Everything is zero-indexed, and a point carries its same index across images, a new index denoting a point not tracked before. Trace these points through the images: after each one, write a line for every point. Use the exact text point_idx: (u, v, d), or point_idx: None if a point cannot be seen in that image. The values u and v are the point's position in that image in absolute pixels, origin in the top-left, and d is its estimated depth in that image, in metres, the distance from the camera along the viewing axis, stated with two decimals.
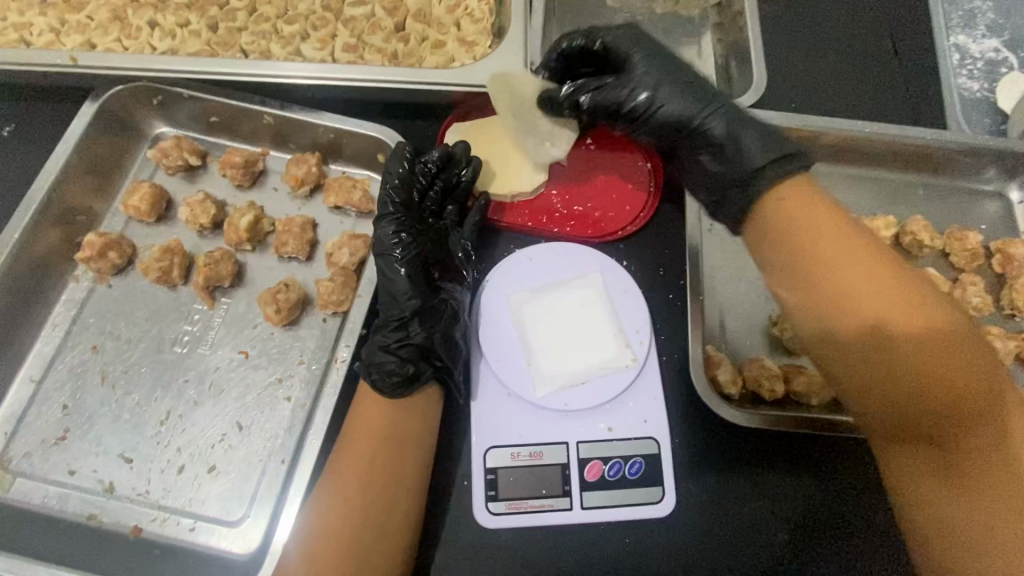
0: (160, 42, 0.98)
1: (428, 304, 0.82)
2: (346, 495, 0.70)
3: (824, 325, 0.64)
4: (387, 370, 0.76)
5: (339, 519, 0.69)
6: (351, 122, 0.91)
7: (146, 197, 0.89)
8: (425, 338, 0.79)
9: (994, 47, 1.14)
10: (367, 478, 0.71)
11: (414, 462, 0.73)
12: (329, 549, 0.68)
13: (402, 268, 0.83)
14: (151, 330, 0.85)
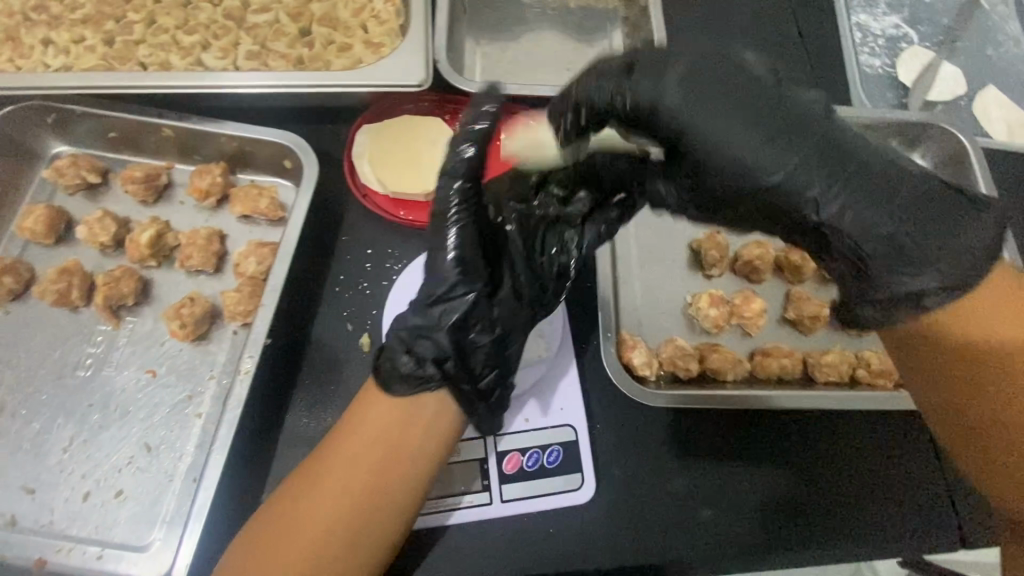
0: (54, 59, 0.96)
1: (466, 310, 0.67)
2: (342, 481, 0.65)
3: (958, 342, 0.57)
4: (397, 372, 0.66)
5: (309, 505, 0.65)
6: (253, 130, 0.89)
7: (42, 218, 0.87)
8: (452, 343, 0.66)
9: (894, 24, 1.18)
10: (359, 467, 0.65)
11: (416, 462, 0.66)
12: (293, 527, 0.64)
13: (459, 238, 0.66)
14: (51, 355, 0.82)
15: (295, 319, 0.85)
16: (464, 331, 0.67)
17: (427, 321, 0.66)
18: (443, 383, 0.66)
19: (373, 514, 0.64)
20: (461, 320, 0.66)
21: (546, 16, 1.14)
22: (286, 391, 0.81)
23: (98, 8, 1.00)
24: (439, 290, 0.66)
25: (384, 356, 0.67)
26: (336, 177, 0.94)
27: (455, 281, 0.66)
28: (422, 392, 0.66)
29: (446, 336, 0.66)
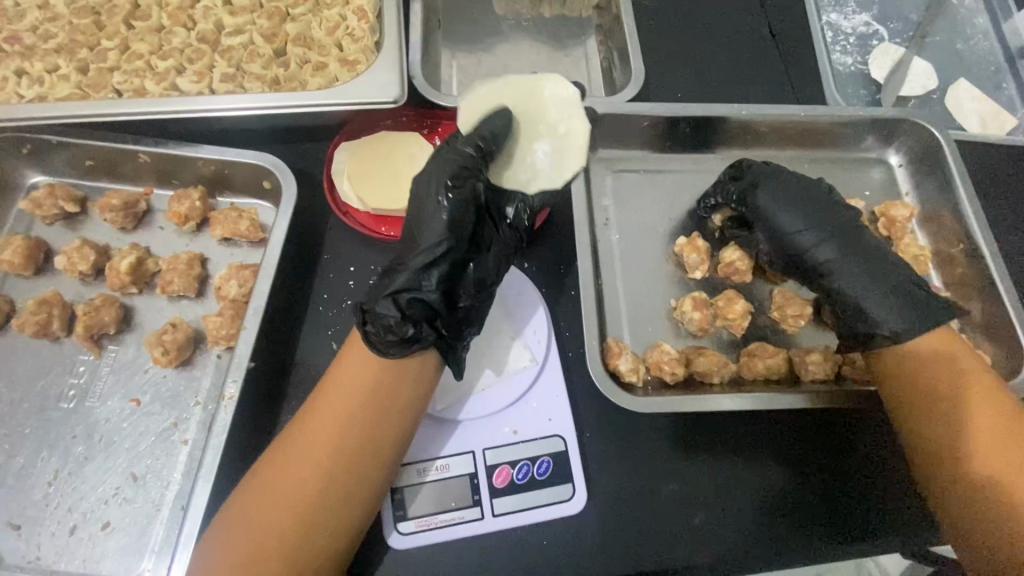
0: (28, 90, 0.96)
1: (455, 264, 0.71)
2: (323, 439, 0.68)
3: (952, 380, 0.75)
4: (389, 328, 0.67)
5: (291, 477, 0.67)
6: (230, 153, 0.89)
7: (20, 249, 0.86)
8: (441, 298, 0.69)
9: (865, 22, 1.19)
10: (340, 436, 0.68)
11: (394, 433, 0.70)
12: (269, 500, 0.66)
13: (451, 207, 0.71)
14: (33, 388, 0.82)
15: (279, 340, 0.84)
16: (450, 288, 0.70)
17: (413, 280, 0.69)
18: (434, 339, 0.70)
19: (354, 482, 0.68)
20: (449, 277, 0.70)
21: (521, 27, 1.15)
22: (273, 414, 0.81)
23: (71, 36, 0.99)
24: (433, 250, 0.69)
25: (372, 313, 0.68)
26: (317, 197, 0.94)
27: (449, 239, 0.70)
28: (412, 347, 0.69)
29: (435, 289, 0.69)
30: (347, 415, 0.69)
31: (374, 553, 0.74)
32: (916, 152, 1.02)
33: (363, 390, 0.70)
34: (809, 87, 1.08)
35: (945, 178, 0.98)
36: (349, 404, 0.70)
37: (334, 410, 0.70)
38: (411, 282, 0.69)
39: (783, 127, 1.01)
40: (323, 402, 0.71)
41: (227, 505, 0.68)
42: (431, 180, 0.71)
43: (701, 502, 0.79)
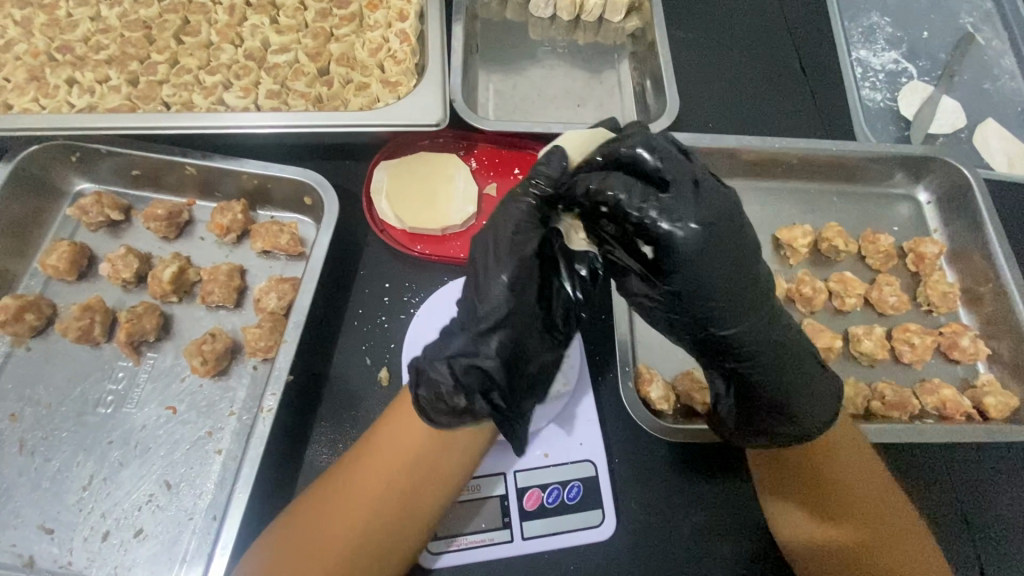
0: (78, 99, 0.99)
1: (516, 335, 0.66)
2: (364, 486, 0.69)
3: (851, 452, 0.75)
4: (444, 398, 0.64)
5: (325, 529, 0.67)
6: (274, 168, 0.91)
7: (66, 255, 0.88)
8: (500, 368, 0.64)
9: (894, 59, 1.21)
10: (375, 498, 0.68)
11: (435, 501, 0.69)
12: (308, 530, 0.67)
13: (506, 270, 0.67)
14: (72, 392, 0.83)
15: (315, 355, 0.86)
16: (509, 359, 0.65)
17: (470, 350, 0.65)
18: (493, 414, 0.66)
19: (386, 544, 0.67)
20: (509, 349, 0.65)
21: (556, 53, 1.17)
22: (307, 426, 0.82)
23: (122, 48, 1.02)
24: (492, 311, 0.66)
25: (426, 378, 0.65)
26: (354, 213, 0.96)
27: (513, 303, 0.66)
28: (465, 419, 0.66)
29: (493, 363, 0.64)
30: (385, 477, 0.69)
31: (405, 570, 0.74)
32: (946, 190, 1.03)
33: (406, 455, 0.70)
34: (840, 122, 1.10)
35: (974, 217, 0.99)
36: (390, 469, 0.69)
37: (374, 474, 0.69)
38: (467, 352, 0.65)
39: (815, 161, 1.02)
40: (362, 463, 0.70)
41: (258, 544, 0.68)
42: (495, 245, 0.68)
43: (727, 531, 0.79)
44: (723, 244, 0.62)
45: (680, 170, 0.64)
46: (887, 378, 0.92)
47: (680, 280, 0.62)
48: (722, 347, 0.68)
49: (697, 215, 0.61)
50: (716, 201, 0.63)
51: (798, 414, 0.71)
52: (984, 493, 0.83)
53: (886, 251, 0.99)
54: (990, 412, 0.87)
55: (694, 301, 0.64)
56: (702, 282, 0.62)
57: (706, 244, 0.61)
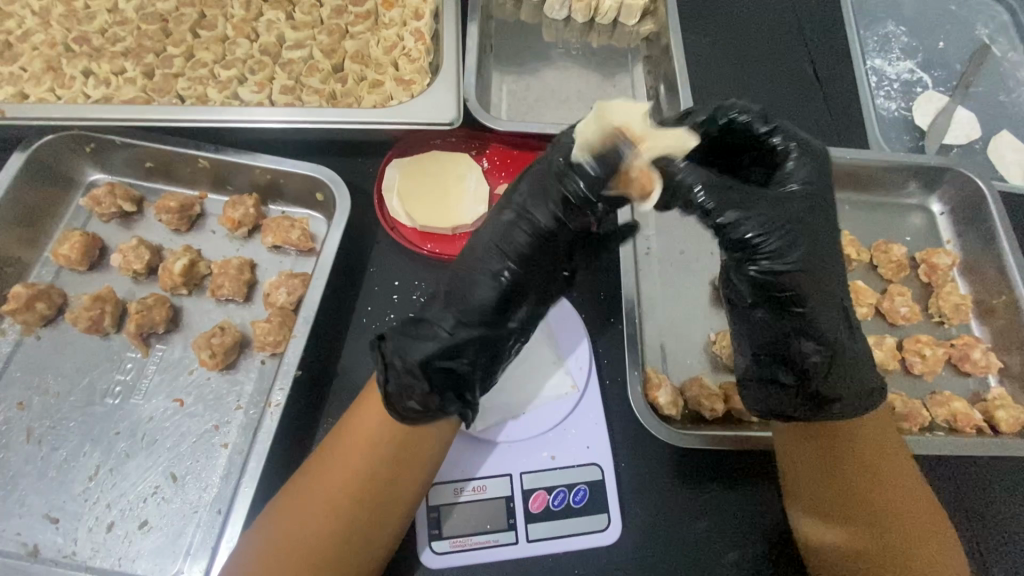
0: (94, 90, 0.99)
1: (511, 289, 0.65)
2: (354, 467, 0.67)
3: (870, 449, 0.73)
4: (415, 373, 0.63)
5: (314, 527, 0.65)
6: (287, 164, 0.91)
7: (78, 245, 0.88)
8: (474, 376, 0.66)
9: (909, 68, 1.21)
10: (364, 491, 0.66)
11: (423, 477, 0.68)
12: (307, 509, 0.66)
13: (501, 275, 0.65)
14: (80, 381, 0.83)
15: (323, 350, 0.86)
16: (492, 323, 0.65)
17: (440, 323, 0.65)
18: (460, 401, 0.66)
19: (379, 528, 0.67)
20: (496, 310, 0.65)
21: (570, 55, 1.17)
22: (313, 422, 0.82)
23: (139, 40, 1.03)
24: (492, 267, 0.66)
25: (397, 347, 0.64)
26: (366, 210, 0.96)
27: (523, 251, 0.65)
28: (435, 404, 0.63)
29: (469, 339, 0.64)
30: (372, 467, 0.67)
31: (409, 568, 0.74)
32: (959, 201, 1.02)
33: (388, 442, 0.67)
34: (854, 130, 1.09)
35: (988, 229, 0.98)
36: (375, 457, 0.67)
37: (356, 466, 0.67)
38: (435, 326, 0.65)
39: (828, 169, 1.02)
40: (345, 459, 0.67)
41: (249, 544, 0.67)
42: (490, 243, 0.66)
43: (733, 539, 0.78)
44: (826, 205, 0.68)
45: (788, 140, 0.70)
46: (897, 389, 0.91)
47: (798, 238, 0.64)
48: (788, 292, 0.66)
49: (803, 175, 0.68)
50: (800, 159, 0.69)
51: (859, 372, 0.71)
52: (992, 506, 0.82)
53: (898, 261, 0.98)
54: (1001, 426, 0.86)
55: (793, 251, 0.64)
56: (813, 235, 0.66)
57: (794, 207, 0.65)
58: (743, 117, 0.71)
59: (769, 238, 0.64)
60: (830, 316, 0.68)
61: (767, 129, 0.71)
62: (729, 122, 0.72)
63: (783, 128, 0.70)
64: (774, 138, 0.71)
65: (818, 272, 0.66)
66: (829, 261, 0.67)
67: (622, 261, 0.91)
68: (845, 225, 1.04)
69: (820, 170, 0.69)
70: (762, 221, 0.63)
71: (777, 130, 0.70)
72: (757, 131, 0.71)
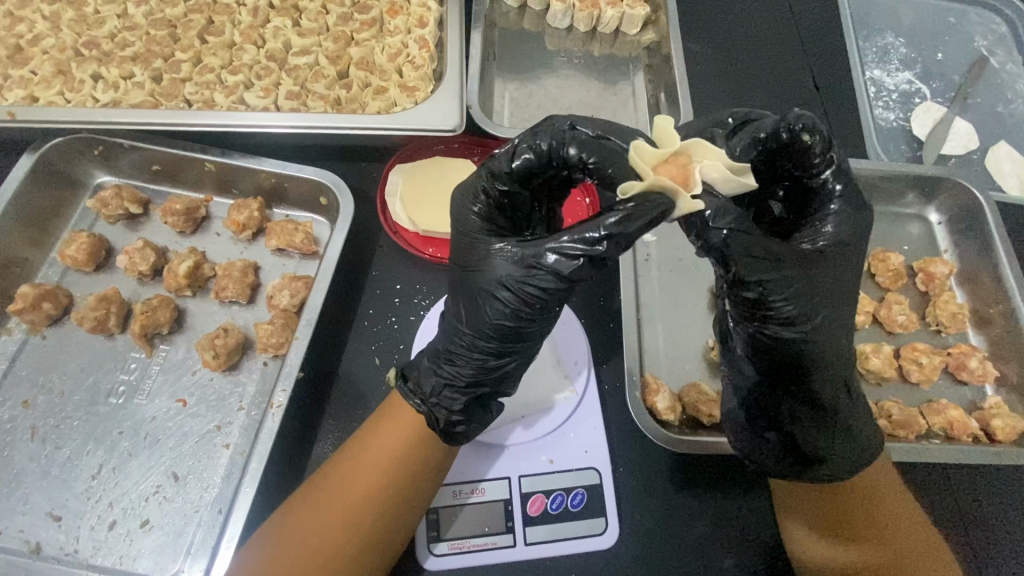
0: (102, 94, 1.01)
1: (509, 326, 0.66)
2: (364, 467, 0.70)
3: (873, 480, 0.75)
4: (427, 399, 0.70)
5: (308, 534, 0.66)
6: (291, 168, 0.92)
7: (85, 246, 0.89)
8: (465, 393, 0.70)
9: (907, 79, 1.22)
10: (366, 497, 0.69)
11: (431, 476, 0.73)
12: (316, 509, 0.68)
13: (503, 294, 0.65)
14: (85, 381, 0.84)
15: (325, 353, 0.87)
16: (493, 355, 0.69)
17: (440, 355, 0.70)
18: (464, 420, 0.71)
19: (372, 536, 0.67)
20: (492, 346, 0.68)
21: (572, 63, 1.18)
22: (314, 423, 0.82)
23: (148, 46, 1.04)
24: (489, 307, 0.66)
25: (412, 373, 0.73)
26: (369, 214, 0.97)
27: (515, 294, 0.65)
28: (443, 421, 0.70)
29: (472, 373, 0.69)
30: (371, 475, 0.70)
31: (407, 570, 0.74)
32: (956, 211, 1.03)
33: (389, 450, 0.71)
34: (853, 140, 1.10)
35: (986, 239, 0.99)
36: (376, 466, 0.70)
37: (359, 468, 0.71)
38: (438, 361, 0.70)
39: None
40: (348, 467, 0.71)
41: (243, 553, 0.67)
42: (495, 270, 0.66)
43: (729, 545, 0.79)
44: (848, 269, 0.69)
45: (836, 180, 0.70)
46: (894, 397, 0.92)
47: (810, 297, 0.65)
48: (795, 359, 0.67)
49: (840, 231, 0.69)
50: (836, 211, 0.70)
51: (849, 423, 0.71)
52: (986, 514, 0.83)
53: (895, 270, 0.99)
54: (997, 435, 0.86)
55: (805, 321, 0.65)
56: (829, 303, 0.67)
57: (817, 275, 0.66)
58: (803, 140, 0.68)
59: (784, 299, 0.64)
60: (831, 376, 0.69)
61: (825, 164, 0.69)
62: (792, 139, 0.68)
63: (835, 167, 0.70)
64: (825, 174, 0.70)
65: (828, 332, 0.67)
66: (840, 323, 0.68)
67: (621, 267, 0.92)
68: None
69: (856, 227, 0.69)
70: (781, 283, 0.64)
71: (829, 163, 0.69)
72: (814, 160, 0.69)
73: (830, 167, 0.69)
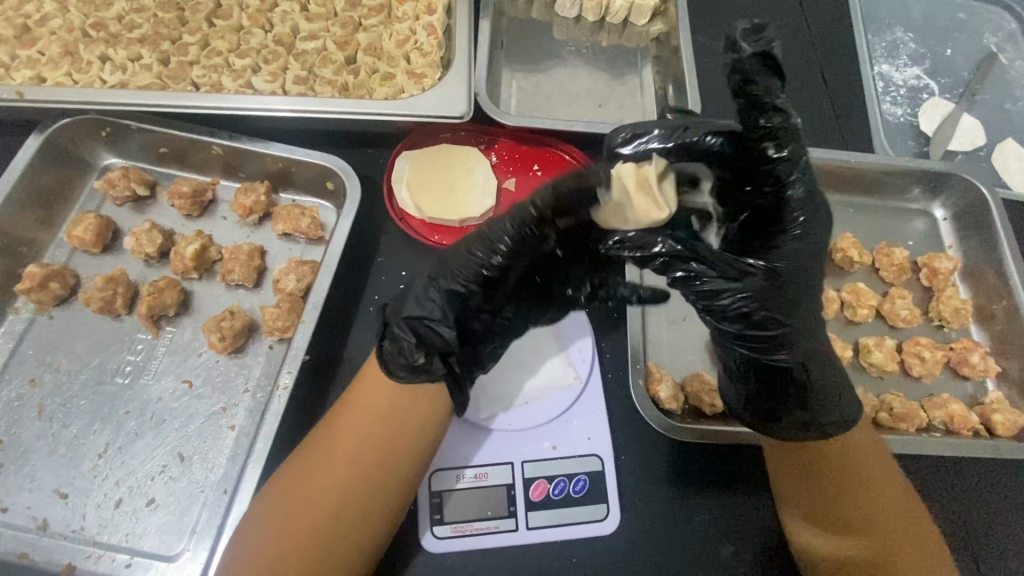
0: (110, 75, 1.01)
1: (500, 270, 0.70)
2: (350, 443, 0.71)
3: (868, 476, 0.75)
4: (387, 333, 0.68)
5: (305, 508, 0.67)
6: (299, 152, 0.92)
7: (92, 227, 0.90)
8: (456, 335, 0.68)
9: (916, 75, 1.22)
10: (348, 467, 0.70)
11: (413, 454, 0.72)
12: (305, 479, 0.69)
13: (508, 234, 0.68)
14: (92, 361, 0.84)
15: (331, 337, 0.87)
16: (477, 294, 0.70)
17: (430, 280, 0.70)
18: (425, 370, 0.67)
19: (372, 501, 0.69)
20: (478, 281, 0.70)
21: (580, 52, 1.18)
22: (318, 406, 0.83)
23: (156, 28, 1.04)
24: (472, 259, 0.69)
25: (393, 318, 0.68)
26: (375, 201, 0.98)
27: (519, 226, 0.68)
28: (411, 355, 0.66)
29: (450, 320, 0.68)
30: (353, 443, 0.71)
31: (410, 552, 0.75)
32: (963, 207, 1.03)
33: (366, 420, 0.72)
34: (859, 134, 1.10)
35: (990, 235, 0.99)
36: (358, 433, 0.72)
37: (342, 442, 0.71)
38: (422, 291, 0.70)
39: (833, 171, 1.03)
40: (328, 439, 0.72)
41: (239, 533, 0.66)
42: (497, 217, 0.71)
43: (728, 535, 0.79)
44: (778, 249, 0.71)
45: (790, 151, 0.70)
46: (895, 390, 0.93)
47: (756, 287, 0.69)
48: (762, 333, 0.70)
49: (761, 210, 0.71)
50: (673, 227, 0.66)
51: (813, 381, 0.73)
52: (986, 508, 0.83)
53: (900, 264, 0.99)
54: (997, 429, 0.87)
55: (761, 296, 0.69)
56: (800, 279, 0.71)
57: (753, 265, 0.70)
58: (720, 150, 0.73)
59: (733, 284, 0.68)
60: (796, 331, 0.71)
61: (757, 113, 0.70)
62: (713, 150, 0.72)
63: (784, 134, 0.70)
64: (773, 123, 0.70)
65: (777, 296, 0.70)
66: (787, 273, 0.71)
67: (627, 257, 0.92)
68: (847, 227, 1.05)
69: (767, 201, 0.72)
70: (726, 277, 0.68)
71: (783, 114, 0.69)
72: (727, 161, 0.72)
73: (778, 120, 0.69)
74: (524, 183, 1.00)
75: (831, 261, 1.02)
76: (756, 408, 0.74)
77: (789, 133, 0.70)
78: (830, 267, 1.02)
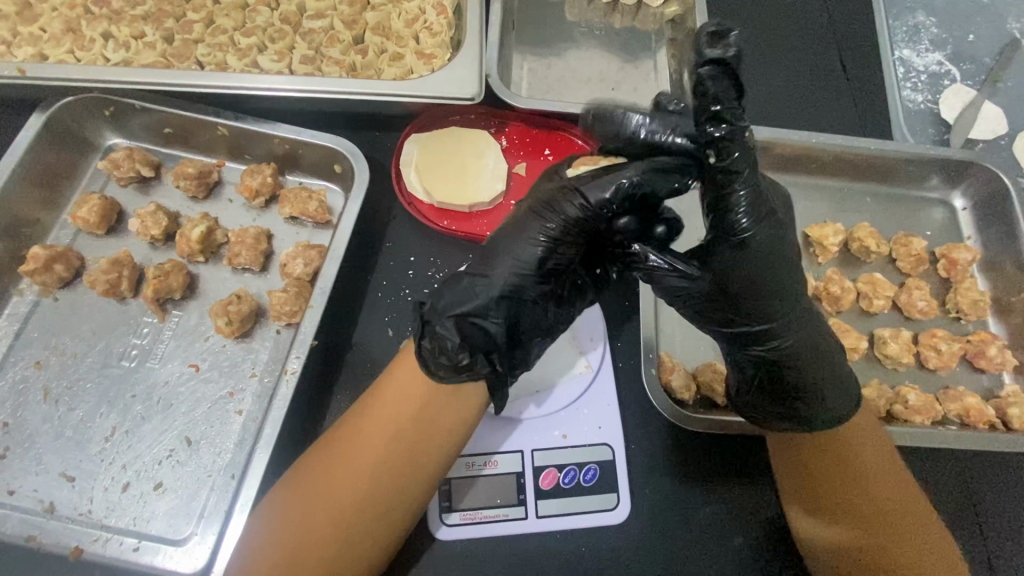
0: (113, 53, 0.98)
1: (551, 263, 0.66)
2: (378, 435, 0.69)
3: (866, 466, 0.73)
4: (427, 330, 0.64)
5: (326, 496, 0.67)
6: (306, 134, 0.90)
7: (96, 208, 0.88)
8: (504, 332, 0.65)
9: (937, 60, 1.19)
10: (372, 462, 0.68)
11: (437, 456, 0.69)
12: (326, 471, 0.69)
13: (573, 213, 0.65)
14: (97, 344, 0.84)
15: (339, 323, 0.86)
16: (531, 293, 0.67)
17: (478, 276, 0.66)
18: (468, 369, 0.63)
19: (394, 500, 0.68)
20: (529, 278, 0.66)
21: (593, 34, 1.15)
22: (326, 393, 0.82)
23: (159, 5, 1.01)
24: (530, 246, 0.66)
25: (431, 315, 0.65)
26: (384, 185, 0.96)
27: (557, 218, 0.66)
28: (443, 356, 0.63)
29: (496, 314, 0.65)
30: (382, 438, 0.69)
31: (419, 539, 0.75)
32: (982, 197, 1.01)
33: (392, 419, 0.70)
34: (878, 121, 1.08)
35: (1010, 227, 0.97)
36: (385, 431, 0.69)
37: (364, 438, 0.69)
38: (467, 286, 0.66)
39: (851, 159, 1.00)
40: (355, 428, 0.70)
41: (257, 518, 0.68)
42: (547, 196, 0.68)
43: (738, 525, 0.79)
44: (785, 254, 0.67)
45: (734, 160, 0.59)
46: (910, 382, 0.91)
47: (725, 289, 0.66)
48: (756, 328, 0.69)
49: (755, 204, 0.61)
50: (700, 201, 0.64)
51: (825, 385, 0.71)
52: (1001, 502, 0.82)
53: (917, 255, 0.98)
54: (1013, 423, 0.86)
55: (722, 285, 0.66)
56: (761, 279, 0.66)
57: (748, 264, 0.65)
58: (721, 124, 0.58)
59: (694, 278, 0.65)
60: (795, 326, 0.70)
61: (706, 118, 0.58)
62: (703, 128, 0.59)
63: (735, 143, 0.58)
64: (718, 131, 0.57)
65: (759, 277, 0.65)
66: (780, 280, 0.67)
67: None
68: (864, 217, 1.03)
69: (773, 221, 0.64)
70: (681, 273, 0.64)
71: (727, 121, 0.57)
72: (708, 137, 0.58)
73: (725, 126, 0.57)
74: (535, 168, 0.98)
75: (846, 251, 1.00)
76: (749, 409, 0.75)
77: (739, 140, 0.58)
78: (845, 257, 1.00)
